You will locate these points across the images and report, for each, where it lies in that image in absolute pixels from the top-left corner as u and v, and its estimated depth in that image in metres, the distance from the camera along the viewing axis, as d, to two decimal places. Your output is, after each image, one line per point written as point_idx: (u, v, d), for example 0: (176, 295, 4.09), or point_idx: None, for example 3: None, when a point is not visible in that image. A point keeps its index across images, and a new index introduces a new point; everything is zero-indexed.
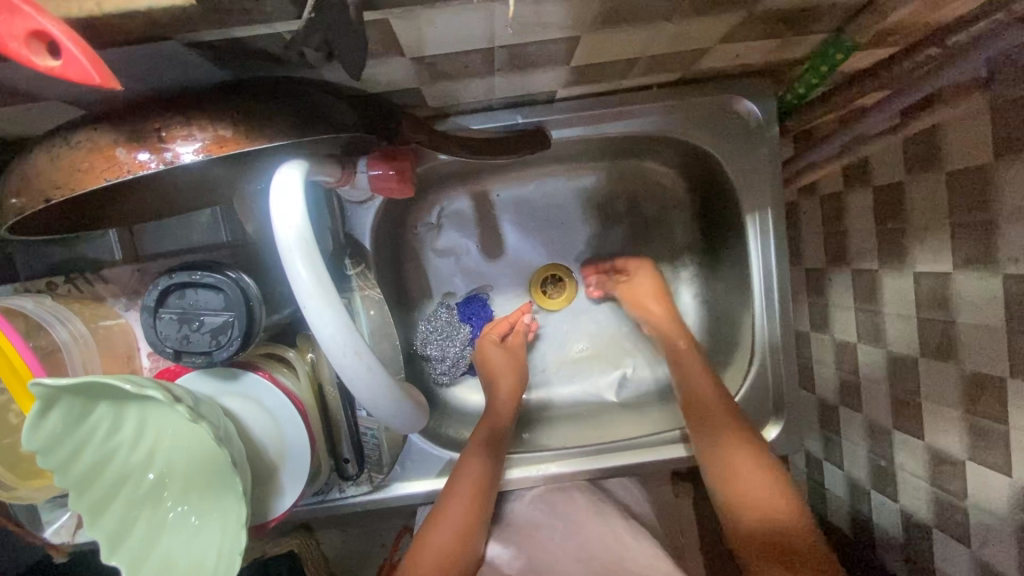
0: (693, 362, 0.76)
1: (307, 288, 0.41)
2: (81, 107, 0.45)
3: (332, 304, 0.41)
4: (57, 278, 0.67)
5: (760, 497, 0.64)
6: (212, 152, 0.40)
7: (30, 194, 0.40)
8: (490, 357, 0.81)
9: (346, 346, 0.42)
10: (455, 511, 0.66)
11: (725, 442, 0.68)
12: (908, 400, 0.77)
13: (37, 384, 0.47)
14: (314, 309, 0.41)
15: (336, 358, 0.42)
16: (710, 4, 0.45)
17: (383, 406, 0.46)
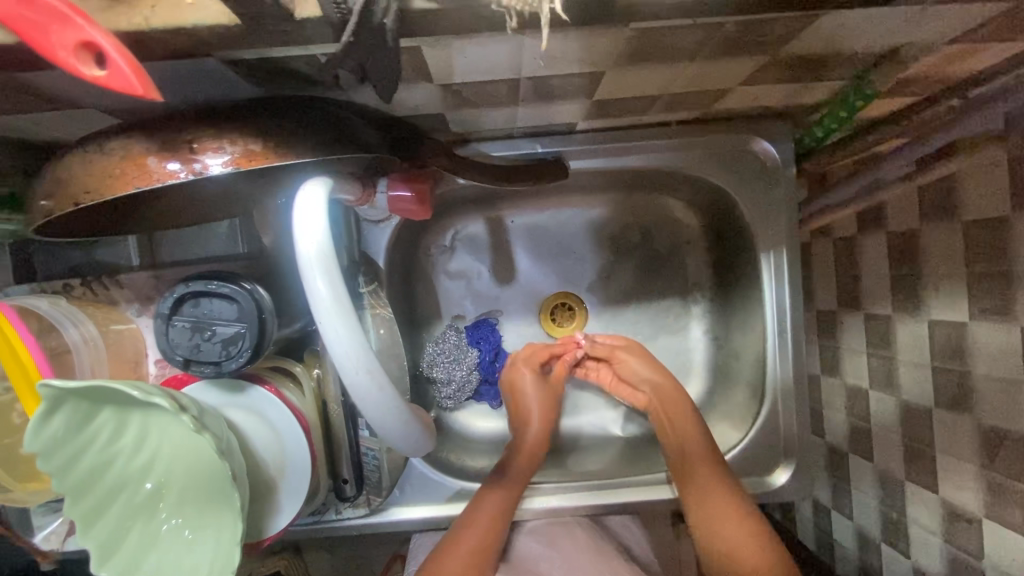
0: (681, 414, 0.74)
1: (323, 301, 0.41)
2: (117, 113, 0.46)
3: (346, 318, 0.41)
4: (74, 280, 0.68)
5: (743, 553, 0.66)
6: (240, 165, 0.41)
7: (60, 197, 0.41)
8: (524, 387, 0.79)
9: (357, 364, 0.41)
10: (473, 540, 0.67)
11: (711, 497, 0.69)
12: (922, 451, 0.75)
13: (46, 385, 0.46)
14: (328, 321, 0.41)
15: (348, 374, 0.41)
16: (733, 45, 0.47)
17: (391, 425, 0.45)
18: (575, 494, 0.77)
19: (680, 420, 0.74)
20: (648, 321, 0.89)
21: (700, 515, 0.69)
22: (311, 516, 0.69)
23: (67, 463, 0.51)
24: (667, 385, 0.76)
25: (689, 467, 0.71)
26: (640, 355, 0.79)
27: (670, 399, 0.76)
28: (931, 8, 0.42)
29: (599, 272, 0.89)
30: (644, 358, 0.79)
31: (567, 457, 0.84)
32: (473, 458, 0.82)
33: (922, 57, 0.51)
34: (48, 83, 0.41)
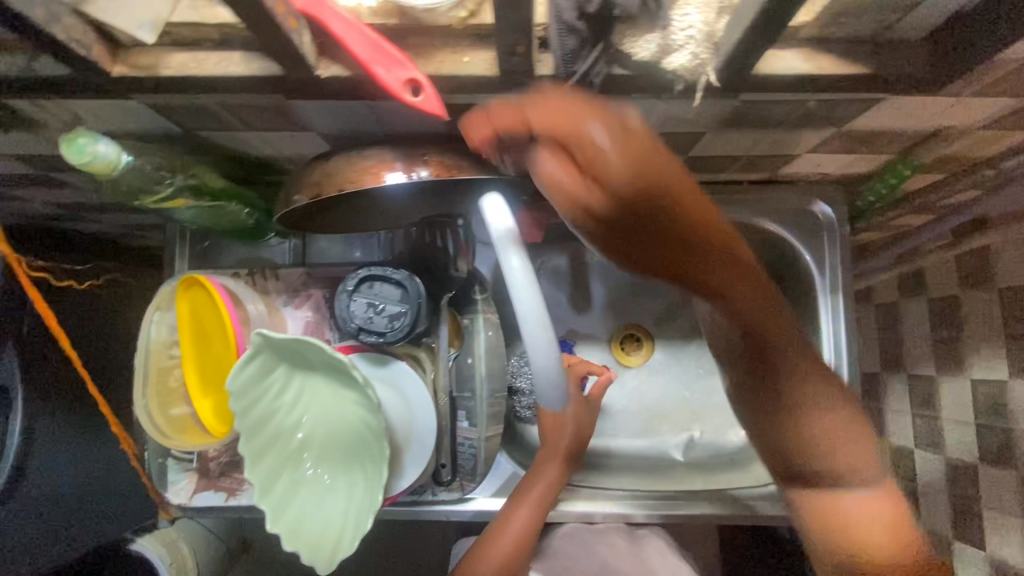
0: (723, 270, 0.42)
1: (514, 273, 0.50)
2: (342, 131, 0.62)
3: (534, 286, 0.50)
4: (241, 270, 0.81)
5: (841, 451, 0.50)
6: (439, 174, 0.53)
7: (309, 187, 0.55)
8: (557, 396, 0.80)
9: (538, 321, 0.51)
10: (517, 527, 0.73)
11: (806, 382, 0.49)
12: (967, 508, 0.80)
13: (261, 333, 0.59)
14: (519, 289, 0.50)
15: (529, 331, 0.51)
16: (809, 119, 0.61)
17: (553, 380, 0.54)
18: (636, 502, 0.82)
19: (760, 282, 0.45)
20: (710, 357, 0.99)
21: (788, 409, 0.50)
22: (411, 494, 0.77)
23: (245, 410, 0.63)
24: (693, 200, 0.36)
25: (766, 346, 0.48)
26: (632, 151, 0.35)
27: (698, 203, 0.37)
28: (968, 99, 0.55)
29: (665, 310, 1.00)
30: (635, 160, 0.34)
31: (631, 475, 0.91)
32: None
33: (959, 136, 0.65)
34: (312, 106, 0.56)
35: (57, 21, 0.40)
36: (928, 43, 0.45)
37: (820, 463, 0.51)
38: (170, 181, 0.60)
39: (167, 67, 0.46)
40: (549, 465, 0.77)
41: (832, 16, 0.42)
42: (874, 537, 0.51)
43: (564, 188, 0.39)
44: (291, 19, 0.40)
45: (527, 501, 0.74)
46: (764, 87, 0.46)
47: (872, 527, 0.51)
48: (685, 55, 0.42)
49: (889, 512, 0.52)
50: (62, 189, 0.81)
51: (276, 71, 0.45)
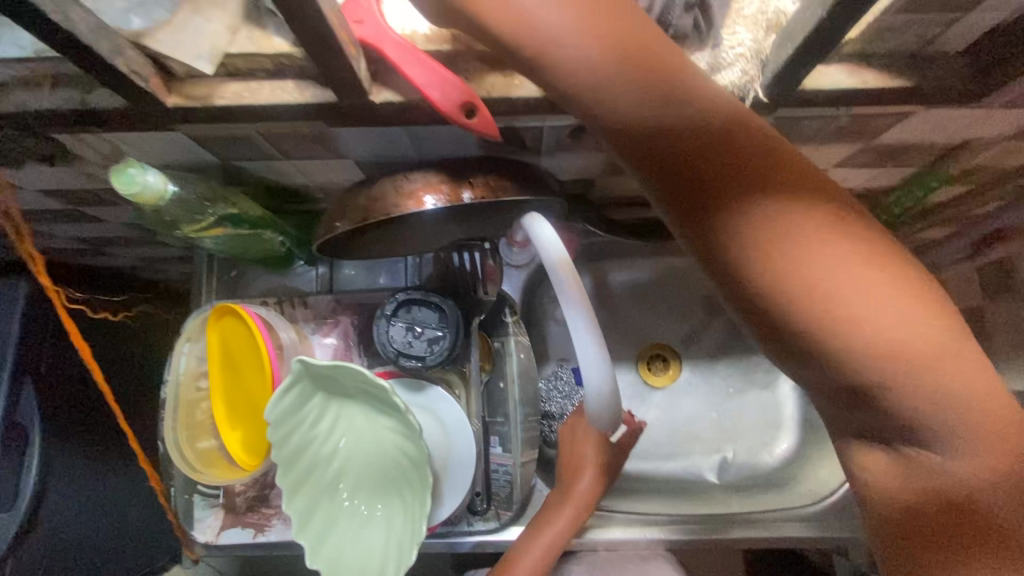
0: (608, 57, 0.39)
1: (568, 295, 0.53)
2: (379, 155, 0.63)
3: (585, 307, 0.53)
4: (269, 299, 0.81)
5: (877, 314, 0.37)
6: (482, 196, 0.54)
7: (353, 214, 0.55)
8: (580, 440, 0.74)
9: (589, 335, 0.53)
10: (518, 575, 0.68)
11: (761, 204, 0.38)
12: None
13: (302, 360, 0.58)
14: (572, 311, 0.53)
15: (581, 346, 0.54)
16: (839, 134, 0.61)
17: (603, 399, 0.56)
18: (675, 528, 0.80)
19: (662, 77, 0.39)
20: (738, 375, 0.98)
21: (739, 247, 0.39)
22: (446, 526, 0.74)
23: (284, 439, 0.61)
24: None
25: (691, 165, 0.39)
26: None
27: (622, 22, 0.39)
28: (999, 111, 0.56)
29: (691, 328, 0.99)
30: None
31: (662, 497, 0.90)
32: None
33: (986, 147, 0.65)
34: (352, 133, 0.57)
35: (121, 54, 0.41)
36: (967, 55, 0.46)
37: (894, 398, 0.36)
38: (212, 211, 0.60)
39: (221, 97, 0.46)
40: (581, 481, 0.73)
41: (877, 33, 0.43)
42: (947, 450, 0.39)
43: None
44: (352, 46, 0.41)
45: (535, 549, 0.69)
46: (807, 102, 0.47)
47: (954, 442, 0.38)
48: (735, 72, 0.43)
49: (993, 418, 0.38)
50: (92, 222, 0.82)
51: (330, 98, 0.46)
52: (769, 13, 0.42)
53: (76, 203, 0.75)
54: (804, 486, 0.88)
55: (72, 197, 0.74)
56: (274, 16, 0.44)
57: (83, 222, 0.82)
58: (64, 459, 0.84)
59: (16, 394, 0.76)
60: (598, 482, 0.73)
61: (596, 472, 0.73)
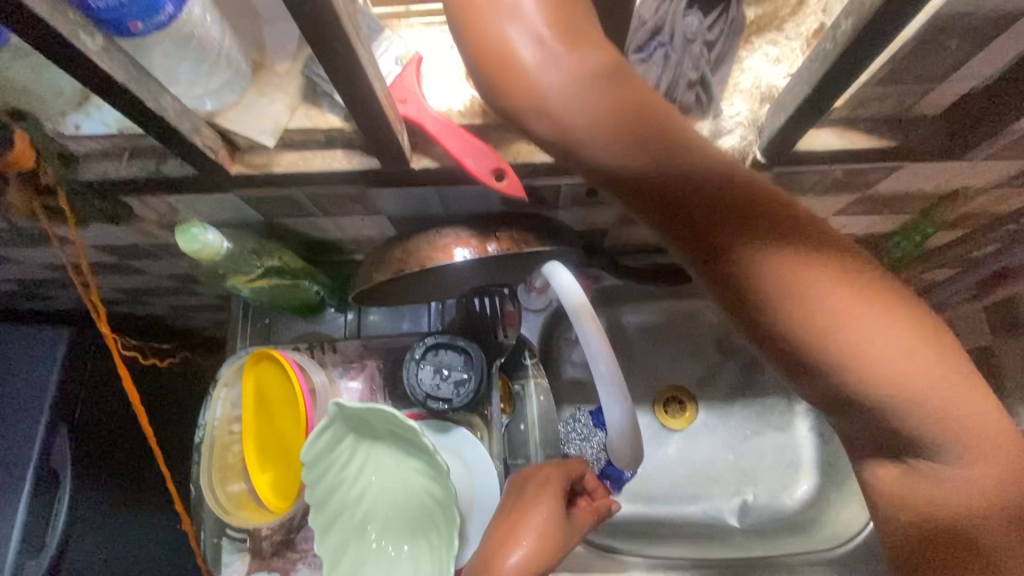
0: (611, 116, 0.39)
1: (590, 337, 0.57)
2: (410, 211, 0.68)
3: (606, 349, 0.57)
4: (301, 345, 0.85)
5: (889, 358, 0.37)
6: (507, 248, 0.59)
7: (391, 266, 0.60)
8: (533, 505, 0.54)
9: (609, 375, 0.57)
10: None
11: (781, 257, 0.37)
12: None
13: (338, 403, 0.62)
14: (594, 352, 0.57)
15: (601, 385, 0.57)
16: (837, 186, 0.66)
17: (624, 436, 0.59)
18: None
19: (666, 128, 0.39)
20: (755, 417, 0.99)
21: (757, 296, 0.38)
22: None
23: (317, 479, 0.64)
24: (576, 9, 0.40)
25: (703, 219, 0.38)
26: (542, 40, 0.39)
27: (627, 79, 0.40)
28: (984, 163, 0.61)
29: (706, 370, 1.01)
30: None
31: (693, 542, 0.91)
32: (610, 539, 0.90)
33: (977, 195, 0.70)
34: (388, 193, 0.63)
35: (198, 132, 0.48)
36: (945, 117, 0.51)
37: (907, 432, 0.39)
38: (259, 265, 0.66)
39: (278, 165, 0.52)
40: (520, 545, 0.51)
41: (861, 102, 0.48)
42: (960, 483, 0.39)
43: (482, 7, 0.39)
44: (397, 122, 0.47)
45: None
46: (802, 161, 0.52)
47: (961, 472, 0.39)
48: (735, 137, 0.48)
49: (1006, 454, 0.38)
50: (136, 274, 0.88)
51: (374, 165, 0.52)
52: (762, 86, 0.48)
53: (127, 257, 0.81)
54: (825, 532, 0.89)
55: (124, 253, 0.80)
56: (329, 96, 0.51)
57: (129, 274, 0.88)
58: (92, 504, 0.87)
59: (51, 440, 0.80)
60: (544, 554, 0.51)
61: (545, 536, 0.52)
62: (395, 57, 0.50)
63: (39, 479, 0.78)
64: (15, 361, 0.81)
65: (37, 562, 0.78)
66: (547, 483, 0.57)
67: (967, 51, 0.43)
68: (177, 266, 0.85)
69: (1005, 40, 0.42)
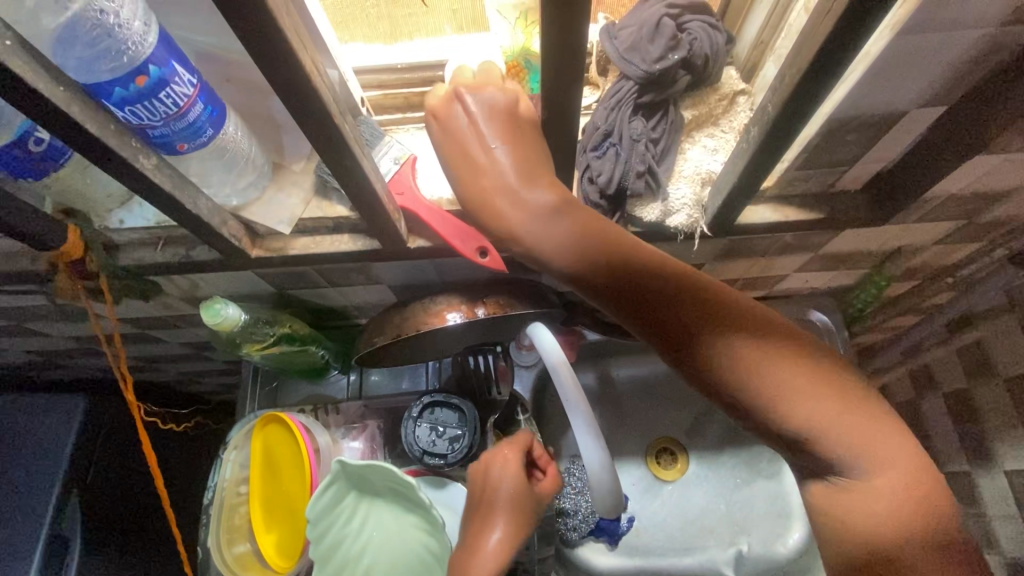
0: (566, 231, 0.46)
1: (569, 392, 0.63)
2: (407, 280, 0.76)
3: (586, 403, 0.63)
4: (306, 406, 0.90)
5: (817, 422, 0.41)
6: (494, 311, 0.66)
7: (389, 331, 0.67)
8: (499, 484, 0.63)
9: (589, 429, 0.62)
10: None
11: (716, 329, 0.42)
12: None
13: (342, 461, 0.67)
14: (574, 405, 0.62)
15: (581, 438, 0.62)
16: (788, 248, 0.74)
17: (605, 485, 0.63)
18: None
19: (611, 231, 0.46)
20: (744, 466, 1.01)
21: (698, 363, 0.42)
22: None
23: (318, 538, 0.67)
24: (531, 144, 0.50)
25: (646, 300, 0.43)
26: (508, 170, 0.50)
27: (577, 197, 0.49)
28: (913, 226, 0.69)
29: (694, 420, 1.05)
30: (518, 134, 0.50)
31: None
32: None
33: (918, 252, 0.78)
34: (388, 266, 0.71)
35: (226, 224, 0.56)
36: (865, 191, 0.59)
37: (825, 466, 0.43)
38: (272, 333, 0.72)
39: (293, 249, 0.61)
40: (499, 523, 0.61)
41: (788, 182, 0.57)
42: (877, 511, 0.40)
43: (461, 151, 0.51)
44: (396, 212, 0.55)
45: None
46: (746, 232, 0.60)
47: (882, 502, 0.40)
48: (682, 216, 0.57)
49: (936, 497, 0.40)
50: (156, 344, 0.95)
51: (375, 245, 0.60)
52: (701, 172, 0.56)
53: (148, 328, 0.88)
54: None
55: (146, 325, 0.87)
56: (337, 191, 0.59)
57: (147, 343, 0.95)
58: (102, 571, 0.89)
59: (62, 509, 0.83)
60: (518, 522, 0.62)
61: (515, 507, 0.62)
62: (393, 156, 0.57)
63: (49, 549, 0.81)
64: (36, 431, 0.86)
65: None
66: (508, 463, 0.65)
67: (867, 142, 0.52)
68: (195, 335, 0.92)
69: (898, 131, 0.51)
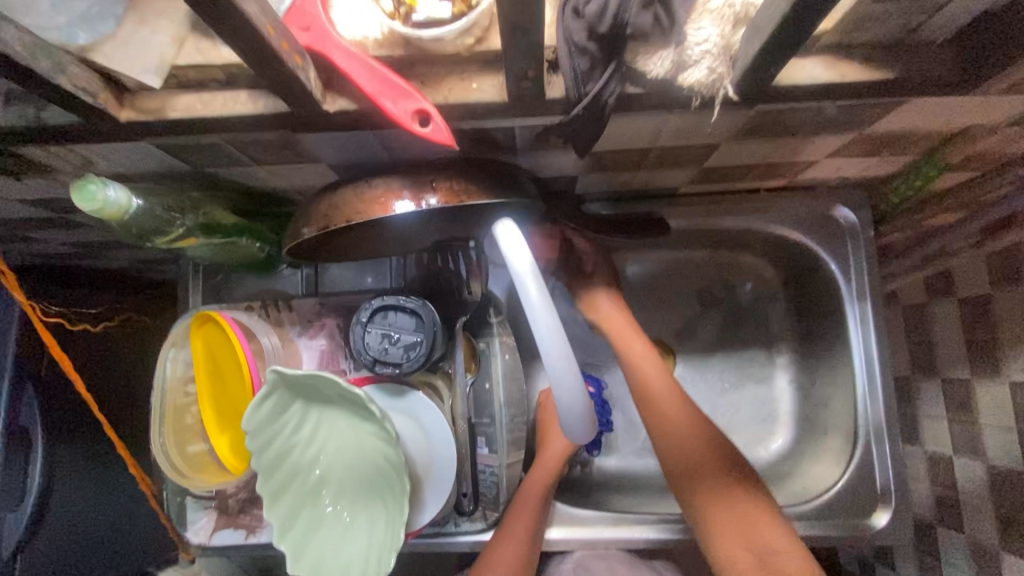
0: (637, 347, 0.77)
1: (534, 305, 0.51)
2: (347, 159, 0.61)
3: (554, 316, 0.51)
4: (253, 303, 0.80)
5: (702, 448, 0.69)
6: (449, 201, 0.52)
7: (317, 220, 0.54)
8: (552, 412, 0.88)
9: (558, 352, 0.52)
10: (512, 538, 0.73)
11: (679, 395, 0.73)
12: (1016, 520, 0.81)
13: (276, 371, 0.58)
14: (540, 320, 0.51)
15: (549, 362, 0.52)
16: (825, 126, 0.58)
17: (575, 413, 0.54)
18: (669, 527, 0.79)
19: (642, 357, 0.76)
20: (733, 370, 0.95)
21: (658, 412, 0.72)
22: (433, 527, 0.76)
23: (263, 447, 0.62)
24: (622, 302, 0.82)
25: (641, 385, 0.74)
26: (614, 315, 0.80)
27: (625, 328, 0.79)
28: (995, 98, 0.53)
29: (685, 321, 0.96)
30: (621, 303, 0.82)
31: (664, 498, 0.89)
32: (581, 489, 0.90)
33: (985, 136, 0.62)
34: (318, 138, 0.55)
35: (63, 71, 0.40)
36: (953, 46, 0.43)
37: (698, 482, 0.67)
38: (181, 222, 0.61)
39: (174, 109, 0.46)
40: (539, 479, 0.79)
41: (853, 24, 0.41)
42: (760, 520, 0.64)
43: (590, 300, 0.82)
44: (297, 56, 0.39)
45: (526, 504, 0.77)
46: (782, 98, 0.45)
47: (760, 521, 0.64)
48: (701, 70, 0.40)
49: (783, 529, 0.64)
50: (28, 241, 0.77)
51: (284, 108, 0.45)
52: (737, 5, 0.39)
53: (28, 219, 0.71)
54: (799, 482, 0.85)
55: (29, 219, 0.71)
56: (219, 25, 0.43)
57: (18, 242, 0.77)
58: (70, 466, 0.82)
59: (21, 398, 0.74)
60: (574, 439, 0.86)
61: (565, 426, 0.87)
62: None
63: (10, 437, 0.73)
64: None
65: (14, 523, 0.73)
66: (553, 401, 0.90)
67: None
68: (83, 233, 0.76)
69: None
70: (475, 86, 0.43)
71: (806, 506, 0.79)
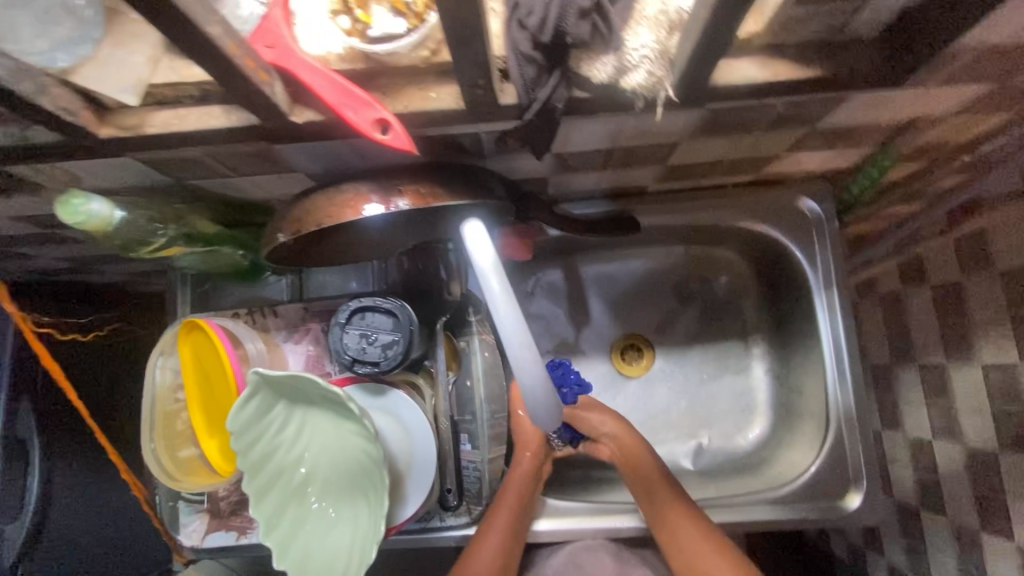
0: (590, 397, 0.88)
1: (496, 297, 0.54)
2: (323, 167, 0.64)
3: (516, 308, 0.54)
4: (240, 310, 0.82)
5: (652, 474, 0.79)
6: (416, 203, 0.55)
7: (291, 224, 0.56)
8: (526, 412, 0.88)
9: (521, 340, 0.54)
10: (494, 539, 0.74)
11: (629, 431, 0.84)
12: (991, 499, 0.83)
13: (257, 372, 0.61)
14: (503, 311, 0.54)
15: (512, 349, 0.55)
16: (778, 122, 0.61)
17: (539, 397, 0.56)
18: None
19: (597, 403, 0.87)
20: (712, 361, 0.98)
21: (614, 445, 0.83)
22: (419, 522, 0.78)
23: (247, 447, 0.64)
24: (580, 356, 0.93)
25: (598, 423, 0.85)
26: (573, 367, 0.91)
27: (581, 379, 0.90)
28: (933, 89, 0.56)
29: (665, 315, 0.99)
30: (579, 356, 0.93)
31: None
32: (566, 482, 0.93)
33: (932, 126, 0.65)
34: (293, 148, 0.58)
35: (45, 92, 0.43)
36: (880, 43, 0.46)
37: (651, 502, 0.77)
38: (163, 232, 0.64)
39: (152, 125, 0.48)
40: (516, 479, 0.80)
41: (781, 25, 0.43)
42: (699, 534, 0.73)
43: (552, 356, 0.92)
44: (263, 72, 0.42)
45: (507, 503, 0.77)
46: (724, 97, 0.47)
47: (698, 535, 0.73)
48: (641, 73, 0.43)
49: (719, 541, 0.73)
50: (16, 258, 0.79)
51: (255, 121, 0.48)
52: (671, 12, 0.42)
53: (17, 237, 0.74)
54: (776, 468, 0.87)
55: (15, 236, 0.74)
56: None
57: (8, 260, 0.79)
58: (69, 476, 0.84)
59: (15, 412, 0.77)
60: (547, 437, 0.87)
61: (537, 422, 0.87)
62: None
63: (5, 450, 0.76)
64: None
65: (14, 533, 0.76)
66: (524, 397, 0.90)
67: None
68: (71, 248, 0.79)
69: None
70: (432, 95, 0.46)
71: (780, 488, 0.82)
